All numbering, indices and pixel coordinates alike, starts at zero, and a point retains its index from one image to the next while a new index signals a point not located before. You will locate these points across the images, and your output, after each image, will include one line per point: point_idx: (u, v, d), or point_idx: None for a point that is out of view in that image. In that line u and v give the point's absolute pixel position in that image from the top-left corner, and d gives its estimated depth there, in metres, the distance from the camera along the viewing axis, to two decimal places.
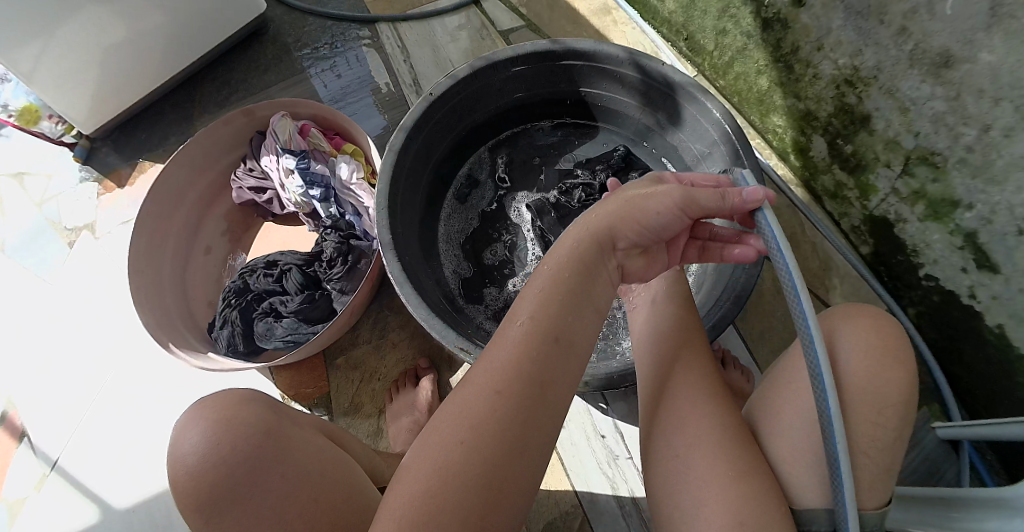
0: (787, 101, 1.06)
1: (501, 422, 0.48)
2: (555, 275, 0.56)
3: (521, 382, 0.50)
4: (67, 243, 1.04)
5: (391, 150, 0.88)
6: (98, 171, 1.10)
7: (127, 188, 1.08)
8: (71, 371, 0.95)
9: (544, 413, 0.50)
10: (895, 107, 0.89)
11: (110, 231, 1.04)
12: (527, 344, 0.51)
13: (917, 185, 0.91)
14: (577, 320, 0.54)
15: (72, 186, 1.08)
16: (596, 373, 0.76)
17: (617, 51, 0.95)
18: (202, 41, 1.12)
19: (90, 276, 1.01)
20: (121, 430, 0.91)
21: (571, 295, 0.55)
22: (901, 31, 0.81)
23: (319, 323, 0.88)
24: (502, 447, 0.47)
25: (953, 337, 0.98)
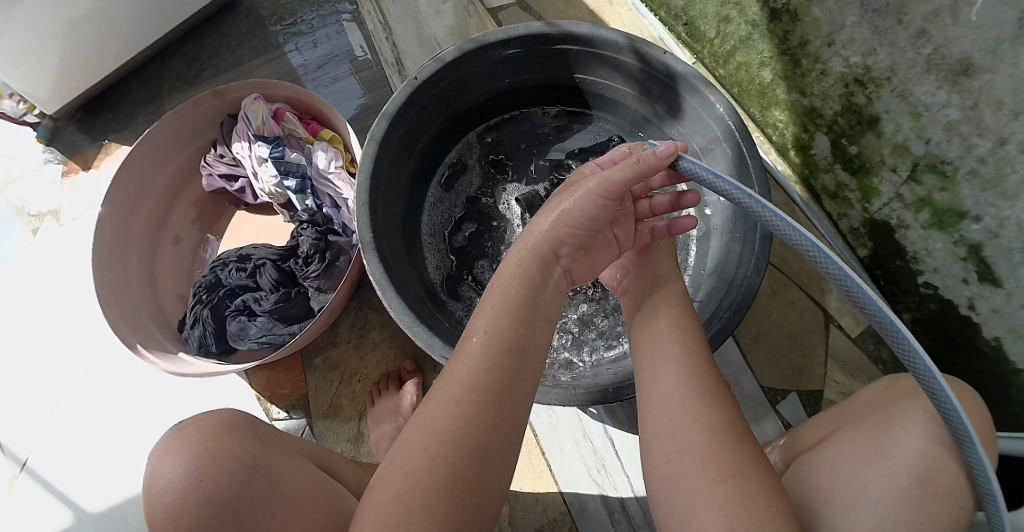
0: (791, 96, 1.00)
1: (464, 433, 0.50)
2: (497, 306, 0.60)
3: (477, 394, 0.52)
4: (30, 231, 0.98)
5: (372, 139, 0.83)
6: (63, 154, 1.03)
7: (92, 171, 1.02)
8: (38, 368, 0.91)
9: (502, 443, 0.52)
10: (907, 111, 0.84)
11: (76, 218, 0.99)
12: (481, 363, 0.54)
13: (923, 193, 0.87)
14: (523, 342, 0.58)
15: (35, 169, 1.02)
16: (590, 387, 0.72)
17: (616, 37, 0.89)
18: (169, 13, 1.05)
19: (56, 267, 0.96)
20: (95, 429, 0.88)
21: (516, 323, 0.59)
22: (920, 34, 0.77)
23: (296, 323, 0.84)
24: (461, 470, 0.48)
25: (947, 346, 0.96)
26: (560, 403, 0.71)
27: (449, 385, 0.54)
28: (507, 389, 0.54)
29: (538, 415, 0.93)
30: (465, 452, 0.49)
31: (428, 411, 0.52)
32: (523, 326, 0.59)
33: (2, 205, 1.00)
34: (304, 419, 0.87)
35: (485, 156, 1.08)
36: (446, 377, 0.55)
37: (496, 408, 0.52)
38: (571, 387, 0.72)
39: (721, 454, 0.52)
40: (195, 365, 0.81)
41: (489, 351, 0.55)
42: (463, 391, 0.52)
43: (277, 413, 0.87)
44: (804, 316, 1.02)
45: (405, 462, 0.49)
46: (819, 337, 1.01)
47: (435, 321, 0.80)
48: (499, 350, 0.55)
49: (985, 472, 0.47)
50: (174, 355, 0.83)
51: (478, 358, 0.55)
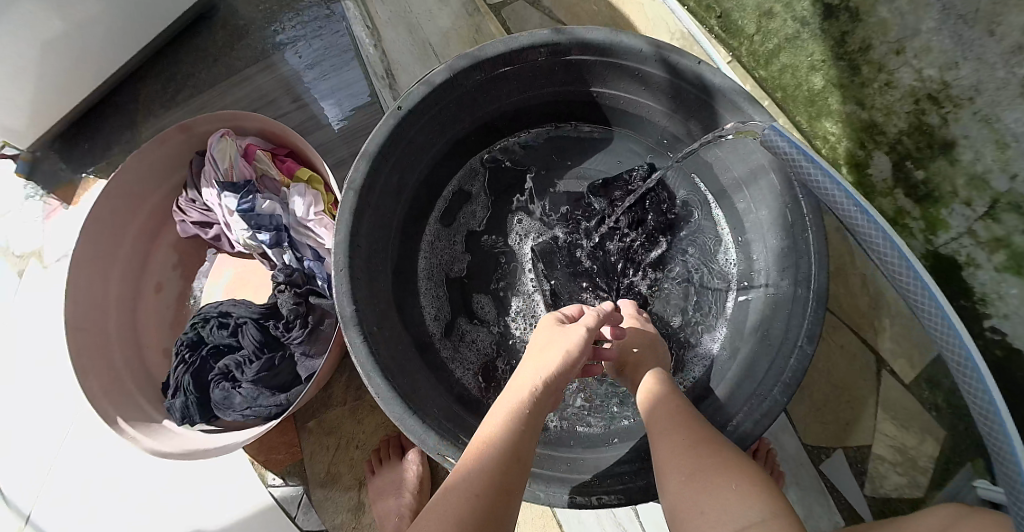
0: (846, 107, 0.84)
1: (479, 529, 0.49)
2: (515, 406, 0.61)
3: (493, 493, 0.52)
4: (17, 272, 0.94)
5: (352, 186, 0.75)
6: (45, 188, 0.97)
7: (72, 207, 0.96)
8: (30, 421, 0.88)
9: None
10: (992, 139, 0.70)
11: (59, 260, 0.94)
12: (498, 462, 0.54)
13: (1001, 233, 0.72)
14: (532, 449, 0.59)
15: (17, 204, 0.97)
16: (617, 485, 0.67)
17: (640, 44, 0.76)
18: (139, 29, 0.95)
19: (42, 313, 0.92)
20: (94, 485, 0.87)
21: (521, 423, 0.59)
22: (1018, 48, 0.62)
23: (282, 392, 0.78)
24: None
25: None
26: (578, 505, 0.65)
27: (462, 477, 0.53)
28: (515, 492, 0.54)
29: None
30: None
31: (444, 497, 0.51)
32: (527, 427, 0.59)
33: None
34: (300, 488, 0.83)
35: (495, 182, 0.98)
36: (463, 468, 0.54)
37: (505, 508, 0.52)
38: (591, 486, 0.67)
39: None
40: (178, 438, 0.76)
41: (504, 454, 0.55)
42: (483, 485, 0.52)
43: (272, 480, 0.84)
44: (855, 363, 0.92)
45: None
46: (870, 386, 0.90)
47: (419, 392, 0.75)
48: (514, 449, 0.56)
49: None
50: (159, 426, 0.78)
51: (492, 455, 0.55)
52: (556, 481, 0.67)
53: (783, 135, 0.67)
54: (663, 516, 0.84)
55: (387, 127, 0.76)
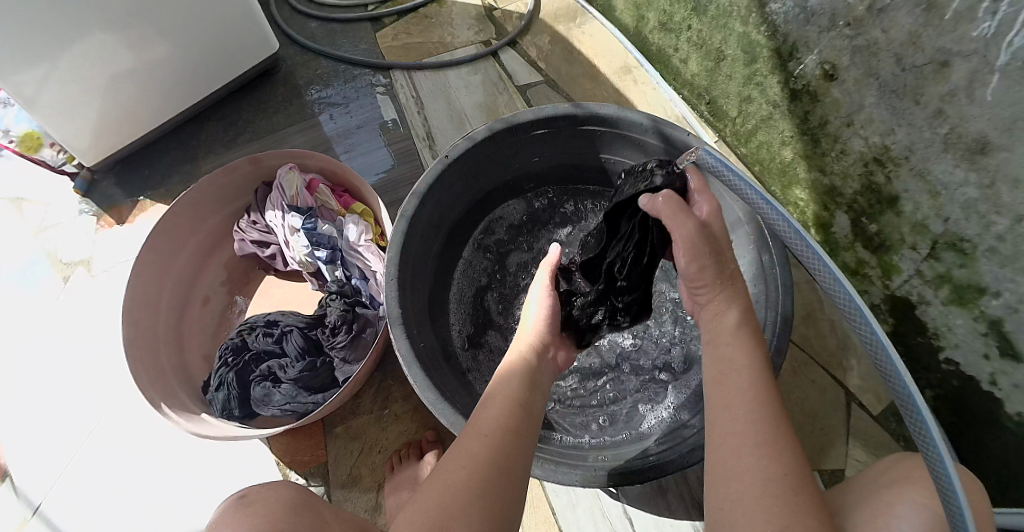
0: (811, 174, 1.03)
1: (497, 460, 0.59)
2: (514, 369, 0.72)
3: (508, 433, 0.62)
4: (62, 277, 1.00)
5: (403, 216, 0.85)
6: (98, 205, 1.06)
7: (128, 224, 1.04)
8: (56, 416, 0.90)
9: (518, 457, 0.60)
10: (925, 190, 0.85)
11: (108, 270, 1.00)
12: (507, 409, 0.64)
13: (943, 269, 0.88)
14: (536, 401, 0.69)
15: (70, 217, 1.05)
16: (608, 467, 0.75)
17: (641, 119, 0.93)
18: (213, 80, 1.09)
19: (84, 316, 0.96)
20: (107, 485, 0.85)
21: (529, 378, 0.70)
22: (937, 113, 0.79)
23: (320, 393, 0.83)
24: (488, 485, 0.56)
25: (968, 424, 0.93)
26: (581, 484, 0.74)
27: (478, 424, 0.63)
28: (529, 434, 0.64)
29: (556, 493, 0.91)
30: (496, 475, 0.57)
31: (462, 442, 0.61)
32: (531, 382, 0.70)
33: (36, 251, 1.02)
34: (322, 489, 0.84)
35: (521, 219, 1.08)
36: (476, 418, 0.64)
37: (520, 444, 0.62)
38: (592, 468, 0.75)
39: (757, 476, 0.53)
40: (216, 427, 0.80)
41: (514, 399, 0.66)
42: (499, 425, 0.62)
43: (295, 479, 0.85)
44: (825, 393, 1.02)
45: (450, 478, 0.57)
46: (839, 417, 1.00)
47: (445, 383, 0.81)
48: (519, 399, 0.66)
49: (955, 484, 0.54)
50: (197, 417, 0.81)
51: (501, 405, 0.65)
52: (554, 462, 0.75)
53: (720, 157, 0.78)
54: (655, 524, 0.88)
55: (434, 173, 0.88)
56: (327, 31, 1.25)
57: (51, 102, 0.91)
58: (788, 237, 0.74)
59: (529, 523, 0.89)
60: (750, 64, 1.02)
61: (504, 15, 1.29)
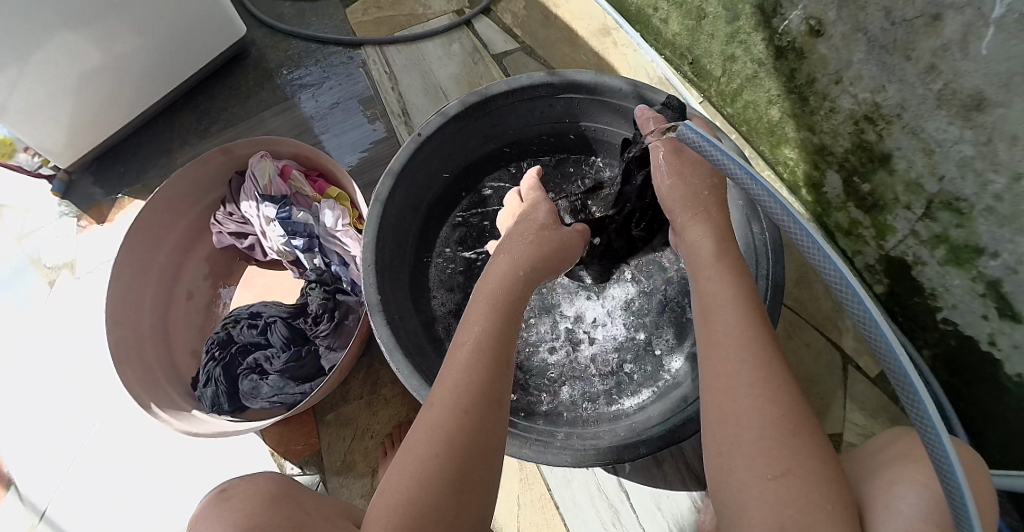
0: (800, 134, 0.98)
1: (465, 438, 0.53)
2: (488, 314, 0.63)
3: (479, 401, 0.55)
4: (47, 282, 1.02)
5: (377, 199, 0.83)
6: (78, 207, 1.07)
7: (106, 225, 1.05)
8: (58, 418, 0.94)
9: (491, 430, 0.55)
10: (919, 148, 0.81)
11: (91, 271, 1.02)
12: (478, 368, 0.57)
13: (939, 229, 0.84)
14: (511, 349, 0.61)
15: (52, 220, 1.06)
16: (602, 445, 0.74)
17: (619, 83, 0.88)
18: (182, 69, 1.07)
19: (73, 322, 0.99)
20: (111, 481, 0.91)
21: (502, 329, 0.62)
22: (929, 69, 0.74)
23: (307, 382, 0.84)
24: (461, 469, 0.51)
25: (966, 383, 0.92)
26: (573, 464, 0.73)
27: (447, 391, 0.56)
28: (503, 396, 0.58)
29: (550, 470, 0.93)
30: (469, 455, 0.52)
31: (428, 415, 0.55)
32: (503, 330, 0.62)
33: (19, 256, 1.04)
34: (317, 477, 0.87)
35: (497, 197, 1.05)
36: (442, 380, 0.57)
37: (493, 412, 0.56)
38: (583, 448, 0.74)
39: (773, 451, 0.47)
40: (208, 423, 0.81)
41: (492, 362, 0.58)
42: (467, 399, 0.55)
43: (290, 469, 0.88)
44: (821, 357, 1.00)
45: (413, 463, 0.51)
46: (835, 381, 0.99)
47: (429, 368, 0.82)
48: (493, 356, 0.59)
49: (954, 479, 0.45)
50: (188, 415, 0.83)
51: (472, 367, 0.57)
52: (547, 444, 0.74)
53: (697, 131, 0.71)
54: (652, 498, 0.90)
55: (407, 154, 0.85)
56: (294, 9, 1.21)
57: (21, 107, 0.90)
58: (767, 205, 0.65)
59: (524, 500, 0.92)
60: (733, 22, 0.96)
61: None
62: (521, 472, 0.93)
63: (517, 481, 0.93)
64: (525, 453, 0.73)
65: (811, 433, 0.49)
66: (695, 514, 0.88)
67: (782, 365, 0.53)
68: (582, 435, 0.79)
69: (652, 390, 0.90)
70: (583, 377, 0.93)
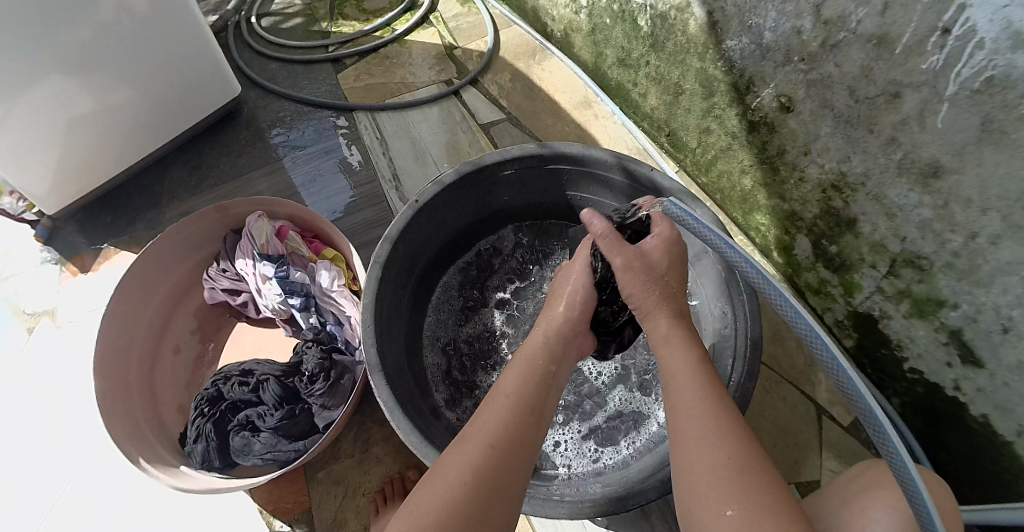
0: (771, 201, 1.08)
1: (494, 471, 0.54)
2: (524, 367, 0.66)
3: (507, 442, 0.57)
4: (26, 330, 0.93)
5: (376, 262, 0.83)
6: (62, 254, 1.00)
7: (90, 274, 0.98)
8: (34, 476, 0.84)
9: (518, 466, 0.56)
10: (882, 212, 0.90)
11: (73, 320, 0.94)
12: (512, 415, 0.60)
13: (903, 285, 0.92)
14: (546, 405, 0.64)
15: (32, 267, 0.99)
16: (596, 497, 0.73)
17: (606, 156, 0.94)
18: (184, 119, 1.04)
19: (51, 375, 0.90)
20: None
21: (538, 386, 0.64)
22: (891, 141, 0.83)
23: (301, 439, 0.78)
24: (486, 498, 0.52)
25: (935, 427, 0.98)
26: (567, 518, 0.71)
27: (479, 430, 0.58)
28: (531, 442, 0.59)
29: (541, 522, 0.91)
30: (493, 490, 0.53)
31: (459, 449, 0.56)
32: (542, 390, 0.64)
33: None
34: None
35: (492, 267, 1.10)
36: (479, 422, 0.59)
37: (520, 454, 0.57)
38: (577, 500, 0.73)
39: (723, 490, 0.54)
40: (195, 481, 0.74)
41: (525, 406, 0.61)
42: (497, 437, 0.57)
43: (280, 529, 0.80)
44: (797, 409, 1.04)
45: (443, 488, 0.52)
46: (811, 427, 1.03)
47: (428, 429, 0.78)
48: (527, 407, 0.61)
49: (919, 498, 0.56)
50: (178, 472, 0.75)
51: (504, 413, 0.60)
52: (543, 498, 0.73)
53: (682, 208, 0.84)
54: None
55: (404, 219, 0.87)
56: (284, 72, 1.23)
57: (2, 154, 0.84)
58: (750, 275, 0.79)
59: None
60: (709, 98, 1.06)
61: (464, 55, 1.30)
62: (513, 526, 0.90)
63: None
64: (521, 508, 0.71)
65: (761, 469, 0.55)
66: None
67: (725, 416, 0.60)
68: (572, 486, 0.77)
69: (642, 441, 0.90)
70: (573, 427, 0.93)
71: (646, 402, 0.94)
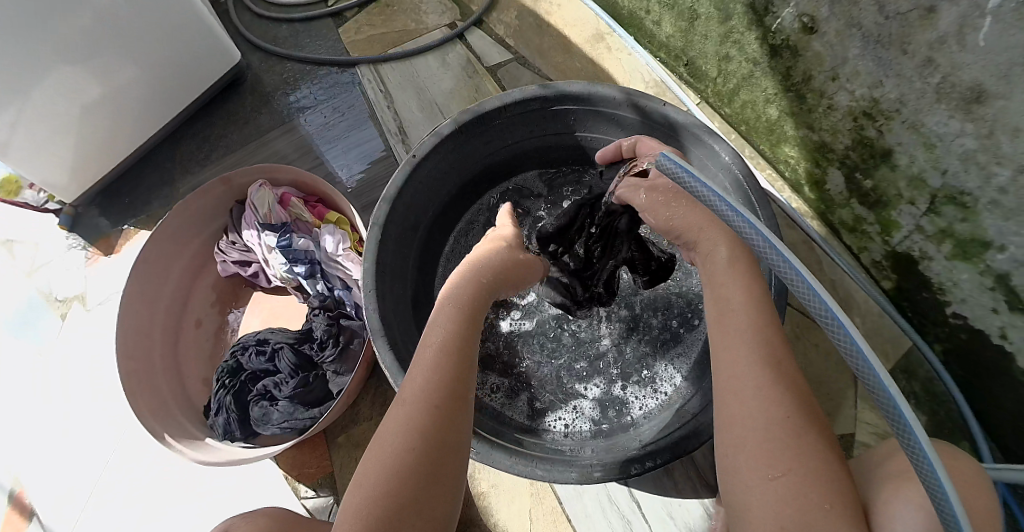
0: (800, 132, 0.96)
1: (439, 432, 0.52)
2: (453, 313, 0.63)
3: (448, 397, 0.55)
4: (58, 315, 1.06)
5: (376, 224, 0.79)
6: (86, 239, 1.11)
7: (114, 255, 1.09)
8: (78, 440, 0.97)
9: (458, 422, 0.55)
10: (920, 142, 0.78)
11: (100, 302, 1.06)
12: (443, 368, 0.57)
13: (944, 224, 0.80)
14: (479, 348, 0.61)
15: (61, 254, 1.10)
16: (606, 460, 0.71)
17: (614, 92, 0.83)
18: (183, 95, 1.10)
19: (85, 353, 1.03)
20: (126, 506, 0.93)
21: (466, 328, 0.61)
22: (927, 63, 0.72)
23: (315, 406, 0.86)
24: (423, 475, 0.50)
25: (981, 379, 0.87)
26: (578, 482, 0.70)
27: (415, 387, 0.56)
28: (470, 393, 0.58)
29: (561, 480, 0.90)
30: (440, 454, 0.52)
31: (398, 413, 0.54)
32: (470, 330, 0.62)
33: (31, 290, 1.08)
34: (331, 500, 0.88)
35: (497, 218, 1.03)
36: (410, 382, 0.57)
37: (456, 413, 0.55)
38: (588, 463, 0.71)
39: (775, 452, 0.48)
40: (221, 451, 0.85)
41: (456, 355, 0.58)
42: (429, 397, 0.55)
43: (305, 492, 0.89)
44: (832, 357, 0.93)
45: (390, 456, 0.51)
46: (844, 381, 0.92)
47: None
48: (460, 357, 0.58)
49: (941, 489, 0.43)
50: (201, 443, 0.87)
51: (437, 365, 0.57)
52: (552, 461, 0.71)
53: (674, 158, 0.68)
54: (663, 505, 0.86)
55: (400, 178, 0.81)
56: (289, 31, 1.23)
57: (24, 140, 0.93)
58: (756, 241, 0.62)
59: (536, 514, 0.88)
60: (725, 22, 0.95)
61: None
62: (533, 484, 0.90)
63: (529, 495, 0.89)
64: (535, 472, 0.70)
65: (815, 433, 0.49)
66: (707, 522, 0.84)
67: (786, 368, 0.52)
68: (583, 453, 0.75)
69: (655, 400, 0.87)
70: (586, 385, 0.90)
71: (660, 358, 0.90)
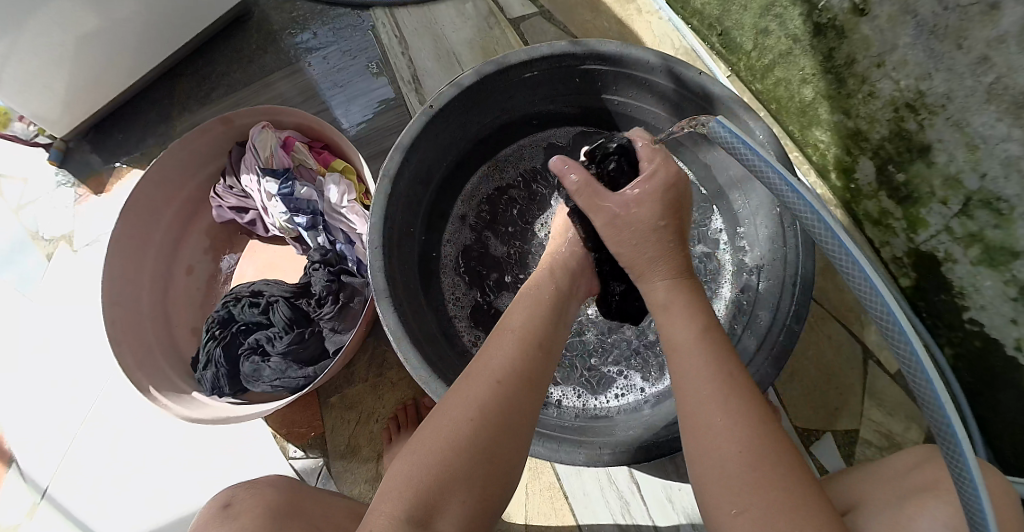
0: (834, 117, 0.91)
1: (502, 411, 0.52)
2: (532, 308, 0.63)
3: (516, 382, 0.54)
4: (45, 256, 1.03)
5: (385, 177, 0.75)
6: (76, 176, 1.07)
7: (104, 194, 1.06)
8: (63, 386, 0.97)
9: (528, 406, 0.54)
10: (962, 142, 0.74)
11: (88, 245, 1.03)
12: (519, 352, 0.57)
13: (975, 228, 0.76)
14: (551, 342, 0.61)
15: (48, 190, 1.06)
16: (615, 445, 0.70)
17: (647, 57, 0.78)
18: (183, 27, 1.04)
19: (71, 298, 1.01)
20: (110, 455, 0.93)
21: (543, 320, 0.62)
22: (981, 60, 0.67)
23: (309, 365, 0.85)
24: (487, 443, 0.50)
25: (987, 387, 0.86)
26: (585, 463, 0.69)
27: (488, 365, 0.56)
28: (539, 381, 0.57)
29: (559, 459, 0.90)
30: (500, 430, 0.51)
31: (467, 385, 0.54)
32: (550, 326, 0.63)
33: (18, 228, 1.05)
34: (321, 459, 0.89)
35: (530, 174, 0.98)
36: (486, 357, 0.57)
37: (528, 395, 0.54)
38: (596, 444, 0.70)
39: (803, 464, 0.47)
40: (209, 407, 0.84)
41: (532, 344, 0.58)
42: (505, 377, 0.54)
43: (294, 451, 0.89)
44: (841, 352, 0.92)
45: (447, 425, 0.51)
46: (854, 376, 0.90)
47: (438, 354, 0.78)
48: (537, 345, 0.59)
49: (983, 511, 0.43)
50: (188, 396, 0.87)
51: (513, 347, 0.57)
52: (558, 442, 0.71)
53: (732, 130, 0.66)
54: (662, 489, 0.87)
55: (415, 129, 0.76)
56: None
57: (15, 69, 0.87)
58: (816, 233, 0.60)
59: (531, 489, 0.89)
60: None
61: None
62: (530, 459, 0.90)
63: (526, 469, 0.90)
64: (536, 449, 0.69)
65: None
66: None
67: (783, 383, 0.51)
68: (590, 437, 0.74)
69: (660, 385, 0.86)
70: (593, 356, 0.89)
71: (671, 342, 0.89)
